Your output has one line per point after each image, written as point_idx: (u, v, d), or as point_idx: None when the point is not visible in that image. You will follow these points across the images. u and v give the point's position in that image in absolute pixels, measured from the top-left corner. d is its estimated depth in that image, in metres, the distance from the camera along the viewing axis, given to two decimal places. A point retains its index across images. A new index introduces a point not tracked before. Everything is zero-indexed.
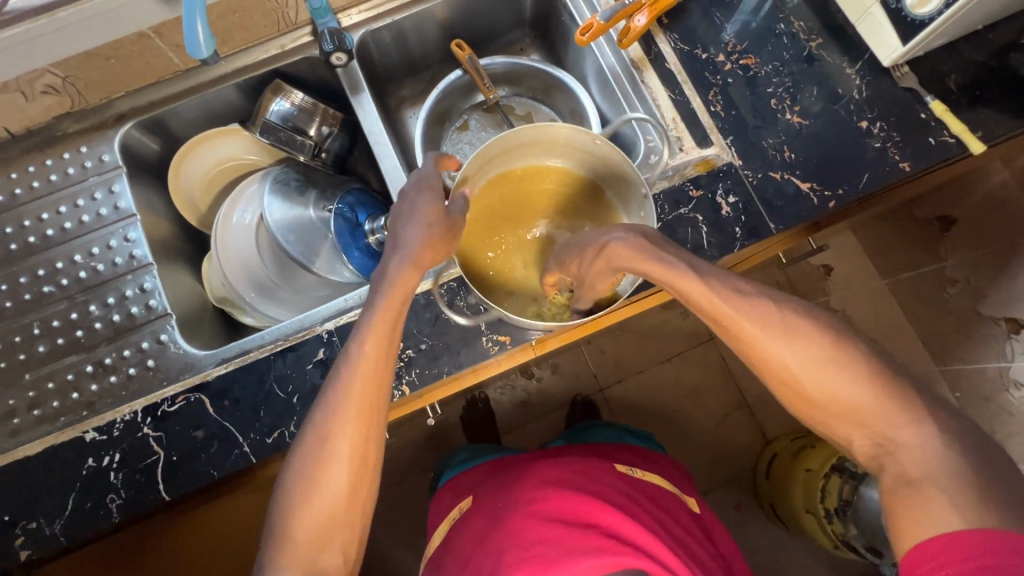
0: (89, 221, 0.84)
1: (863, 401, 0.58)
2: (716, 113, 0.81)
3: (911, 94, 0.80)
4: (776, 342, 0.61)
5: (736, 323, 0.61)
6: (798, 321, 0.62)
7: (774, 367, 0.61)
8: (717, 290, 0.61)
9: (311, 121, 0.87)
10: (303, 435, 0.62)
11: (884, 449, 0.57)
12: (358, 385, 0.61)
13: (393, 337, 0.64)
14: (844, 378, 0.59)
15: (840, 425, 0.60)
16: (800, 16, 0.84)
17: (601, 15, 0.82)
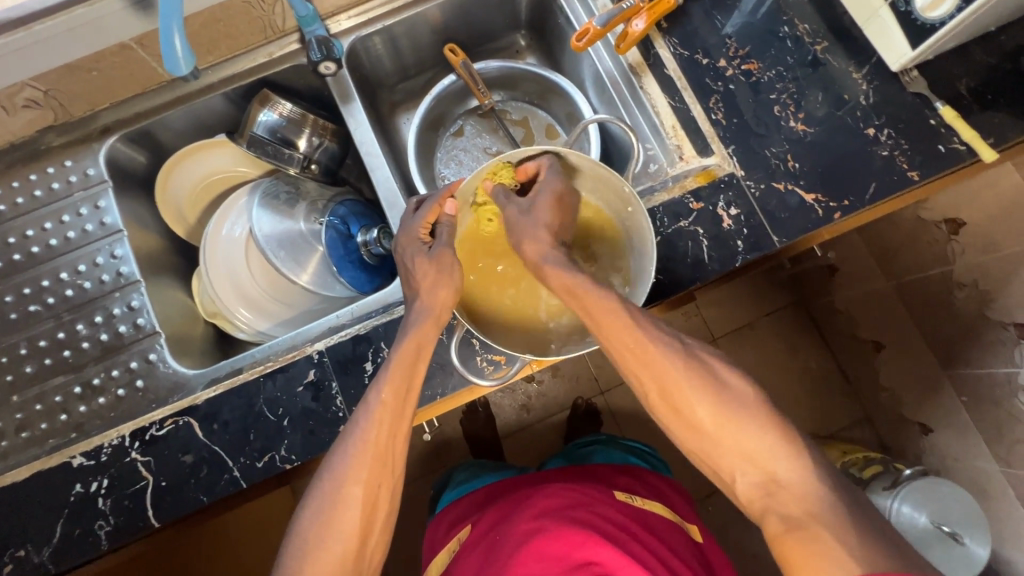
0: (75, 237, 0.82)
1: (754, 440, 0.54)
2: (717, 121, 0.78)
3: (921, 99, 0.77)
4: (680, 375, 0.58)
5: (644, 359, 0.60)
6: (705, 359, 0.60)
7: (674, 404, 0.58)
8: (644, 329, 0.61)
9: (300, 132, 0.84)
10: (316, 482, 0.60)
11: (770, 490, 0.52)
12: (376, 430, 0.61)
13: (413, 386, 0.65)
14: (737, 414, 0.55)
15: (730, 467, 0.55)
16: (804, 18, 0.80)
17: (598, 19, 0.78)
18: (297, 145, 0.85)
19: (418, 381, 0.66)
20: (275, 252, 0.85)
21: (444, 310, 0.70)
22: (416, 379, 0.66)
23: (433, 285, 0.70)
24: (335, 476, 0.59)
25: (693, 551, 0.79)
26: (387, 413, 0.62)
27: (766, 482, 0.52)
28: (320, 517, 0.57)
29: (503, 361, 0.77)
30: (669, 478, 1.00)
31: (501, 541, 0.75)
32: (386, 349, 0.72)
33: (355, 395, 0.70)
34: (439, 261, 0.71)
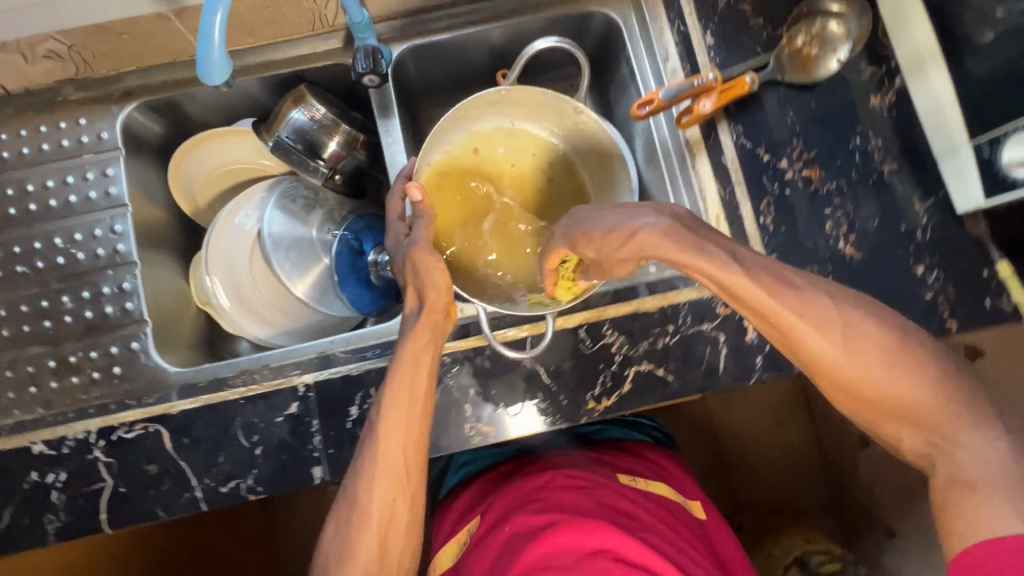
0: (76, 202, 0.78)
1: (912, 401, 0.51)
2: (764, 225, 0.74)
3: (979, 247, 0.73)
4: (820, 340, 0.52)
5: (801, 339, 0.53)
6: (860, 318, 0.53)
7: (817, 365, 0.53)
8: (787, 295, 0.52)
9: (327, 139, 0.80)
10: (338, 502, 0.62)
11: (935, 448, 0.51)
12: (388, 448, 0.61)
13: (417, 400, 0.62)
14: (903, 376, 0.51)
15: (882, 421, 0.53)
16: (878, 134, 0.76)
17: (666, 92, 0.73)
18: (323, 152, 0.80)
19: (422, 393, 0.63)
20: (278, 257, 0.82)
21: (439, 308, 0.65)
22: (421, 389, 0.63)
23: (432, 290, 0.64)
24: (352, 498, 0.61)
25: (695, 530, 0.77)
26: (391, 430, 0.61)
27: (947, 488, 0.50)
28: (342, 537, 0.60)
29: (492, 435, 0.69)
30: (666, 450, 0.95)
31: (504, 536, 0.70)
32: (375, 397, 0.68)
33: (334, 437, 0.68)
34: (410, 261, 0.66)
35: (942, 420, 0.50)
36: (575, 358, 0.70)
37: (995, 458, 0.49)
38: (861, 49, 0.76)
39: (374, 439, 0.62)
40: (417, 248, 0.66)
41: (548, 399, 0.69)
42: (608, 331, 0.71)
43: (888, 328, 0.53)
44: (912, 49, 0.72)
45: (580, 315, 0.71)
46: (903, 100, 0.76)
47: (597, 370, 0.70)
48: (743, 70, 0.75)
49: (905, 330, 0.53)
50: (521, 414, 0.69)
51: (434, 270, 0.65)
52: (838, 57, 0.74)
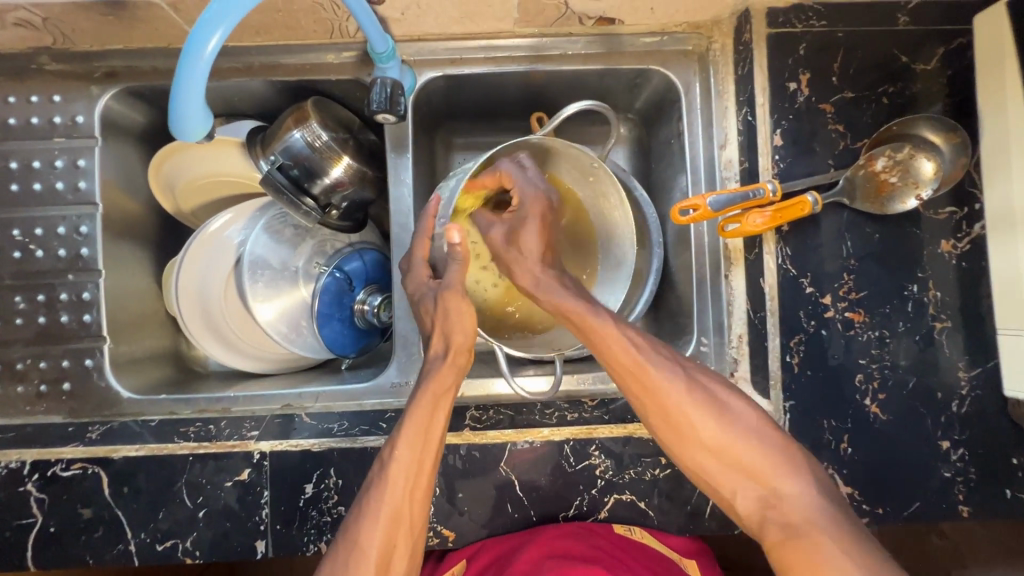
0: (41, 191, 0.70)
1: (744, 450, 0.53)
2: (789, 365, 0.67)
3: (1015, 431, 0.66)
4: (671, 389, 0.56)
5: (659, 396, 0.56)
6: (698, 377, 0.58)
7: (668, 418, 0.56)
8: (638, 342, 0.59)
9: (326, 169, 0.70)
10: (332, 546, 0.53)
11: (766, 502, 0.52)
12: (395, 487, 0.53)
13: (432, 439, 0.56)
14: (731, 425, 0.54)
15: (720, 475, 0.54)
16: (940, 284, 0.67)
17: (715, 200, 0.64)
18: (319, 183, 0.71)
19: (437, 432, 0.57)
20: (256, 290, 0.74)
21: (465, 341, 0.59)
22: (437, 425, 0.57)
23: (459, 340, 0.59)
24: (351, 538, 0.52)
25: None
26: (403, 467, 0.54)
27: (777, 533, 0.50)
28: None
29: (451, 539, 0.64)
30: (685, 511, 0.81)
31: None
32: (334, 478, 0.64)
33: (283, 513, 0.63)
34: (442, 306, 0.59)
35: (777, 468, 0.53)
36: (555, 475, 0.65)
37: (820, 517, 0.49)
38: (946, 190, 0.66)
39: (381, 478, 0.54)
40: (448, 290, 0.59)
41: (518, 513, 0.65)
42: (595, 453, 0.65)
43: (754, 412, 0.56)
44: (1005, 202, 0.62)
45: (570, 429, 0.66)
46: (977, 251, 0.67)
47: (575, 491, 0.65)
48: (806, 186, 0.66)
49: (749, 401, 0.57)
50: (485, 523, 0.64)
51: (469, 317, 0.59)
52: (920, 193, 0.65)
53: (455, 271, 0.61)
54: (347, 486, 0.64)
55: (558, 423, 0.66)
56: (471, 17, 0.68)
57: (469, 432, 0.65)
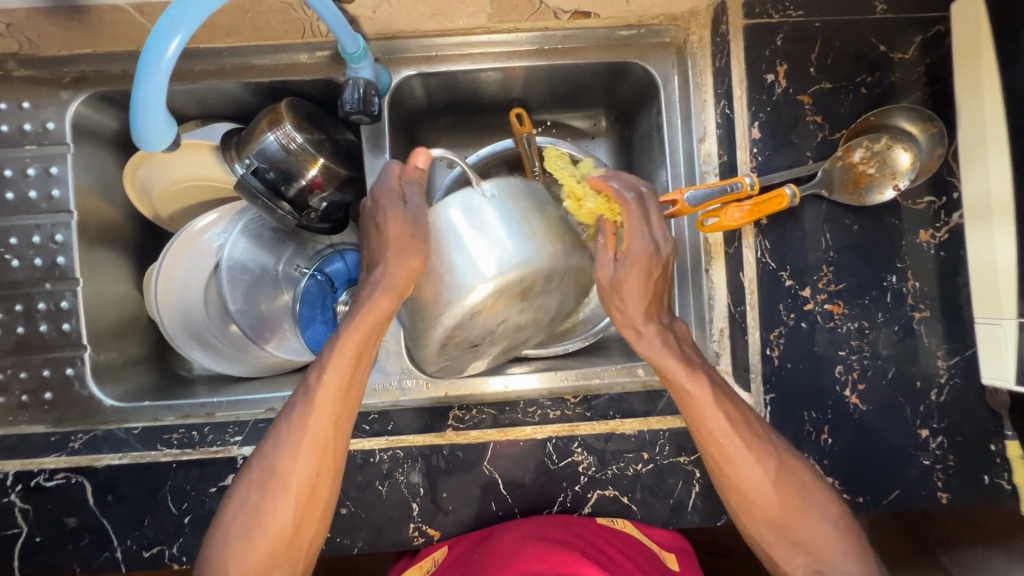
0: (14, 201, 0.69)
1: (809, 526, 0.56)
2: (769, 358, 0.67)
3: (993, 419, 0.67)
4: (754, 459, 0.56)
5: (738, 468, 0.56)
6: (788, 456, 0.58)
7: (746, 492, 0.56)
8: (737, 424, 0.57)
9: (302, 170, 0.70)
10: (252, 467, 0.55)
11: (820, 574, 0.55)
12: (319, 418, 0.53)
13: (360, 369, 0.55)
14: (810, 510, 0.56)
15: (780, 547, 0.57)
16: (919, 275, 0.67)
17: (692, 194, 0.64)
18: (295, 185, 0.70)
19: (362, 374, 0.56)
20: (235, 295, 0.74)
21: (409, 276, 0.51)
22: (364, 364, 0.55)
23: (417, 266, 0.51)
24: (269, 469, 0.54)
25: None
26: (324, 405, 0.53)
27: None
28: (251, 507, 0.54)
29: (436, 537, 0.65)
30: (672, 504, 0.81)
31: None
32: None
33: None
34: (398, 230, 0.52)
35: (830, 547, 0.55)
36: (539, 472, 0.65)
37: None
38: (924, 179, 0.66)
39: (303, 416, 0.54)
40: (381, 189, 0.55)
41: (502, 510, 0.65)
42: (577, 450, 0.66)
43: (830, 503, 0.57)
44: (981, 191, 0.62)
45: (553, 427, 0.66)
46: (955, 239, 0.67)
47: (558, 488, 0.66)
48: (785, 179, 0.66)
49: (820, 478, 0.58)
50: (469, 520, 0.65)
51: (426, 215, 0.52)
52: (897, 184, 0.65)
53: (410, 193, 0.54)
54: None
55: (540, 420, 0.66)
56: (443, 13, 0.66)
57: (452, 432, 0.66)
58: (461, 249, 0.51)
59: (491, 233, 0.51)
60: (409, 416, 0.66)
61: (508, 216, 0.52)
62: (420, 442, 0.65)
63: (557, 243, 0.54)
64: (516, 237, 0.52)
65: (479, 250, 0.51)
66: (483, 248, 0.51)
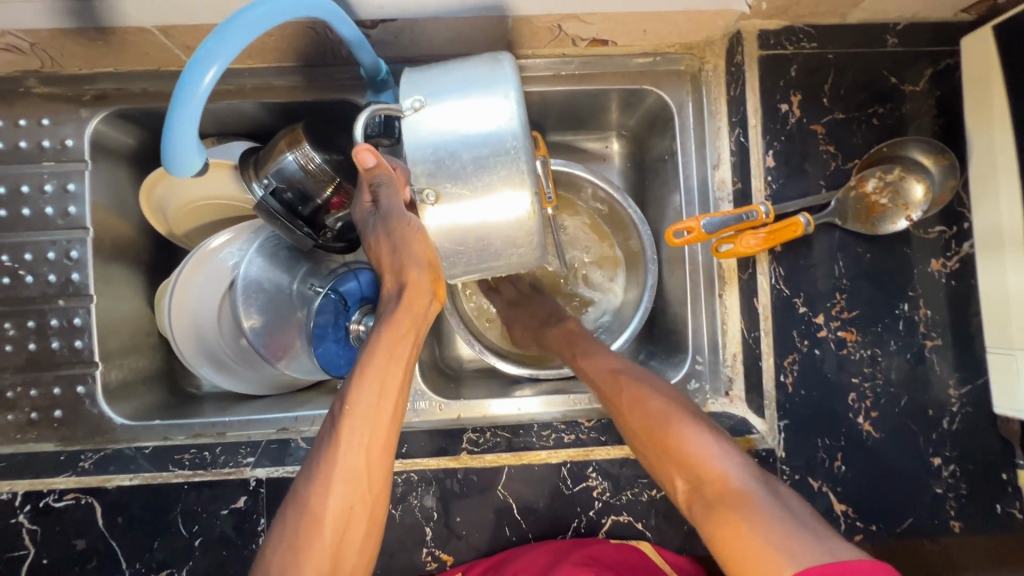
0: (30, 217, 0.69)
1: (704, 460, 0.52)
2: (783, 385, 0.67)
3: (1005, 448, 0.67)
4: (659, 399, 0.59)
5: (646, 408, 0.58)
6: (693, 407, 0.58)
7: (649, 426, 0.57)
8: (656, 391, 0.60)
9: (319, 190, 0.70)
10: (286, 506, 0.53)
11: (727, 526, 0.46)
12: (351, 444, 0.52)
13: (392, 390, 0.54)
14: (704, 444, 0.53)
15: (701, 508, 0.50)
16: (931, 303, 0.68)
17: (709, 222, 0.65)
18: (311, 205, 0.70)
19: (395, 395, 0.54)
20: (249, 312, 0.74)
21: (430, 272, 0.54)
22: (398, 385, 0.55)
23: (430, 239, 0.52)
24: (304, 503, 0.52)
25: None
26: (358, 425, 0.52)
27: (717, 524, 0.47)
28: (287, 546, 0.51)
29: (449, 563, 0.64)
30: None
31: None
32: None
33: None
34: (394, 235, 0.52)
35: (742, 503, 0.47)
36: (554, 497, 0.65)
37: (754, 504, 0.47)
38: (936, 211, 0.67)
39: (336, 440, 0.53)
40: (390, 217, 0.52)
41: (516, 536, 0.65)
42: (592, 475, 0.65)
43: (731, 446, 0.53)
44: (993, 223, 0.63)
45: (567, 451, 0.66)
46: (966, 269, 0.68)
47: (573, 513, 0.65)
48: (800, 208, 0.66)
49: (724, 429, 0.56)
50: (482, 545, 0.65)
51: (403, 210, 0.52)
52: (910, 215, 0.66)
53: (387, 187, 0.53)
54: None
55: (555, 445, 0.66)
56: (464, 39, 0.67)
57: (466, 456, 0.65)
58: (490, 167, 0.50)
59: (478, 119, 0.49)
60: (422, 439, 0.66)
61: (454, 95, 0.49)
62: (434, 466, 0.65)
63: (481, 75, 0.50)
64: (482, 97, 0.49)
65: (489, 137, 0.49)
66: (489, 134, 0.49)
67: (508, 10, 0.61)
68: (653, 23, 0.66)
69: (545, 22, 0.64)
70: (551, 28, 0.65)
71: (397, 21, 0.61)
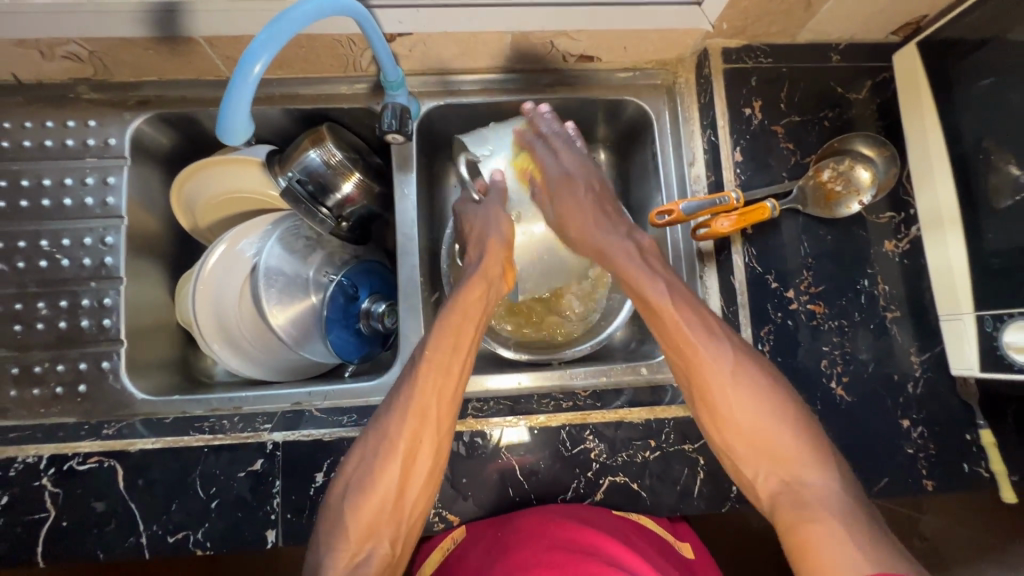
0: (71, 206, 0.75)
1: (771, 431, 0.61)
2: (761, 353, 0.74)
3: (966, 410, 0.73)
4: (715, 349, 0.64)
5: (696, 355, 0.64)
6: (760, 371, 0.64)
7: (704, 378, 0.64)
8: (718, 342, 0.65)
9: (338, 182, 0.78)
10: (367, 432, 0.63)
11: (786, 486, 0.59)
12: (425, 386, 0.63)
13: (460, 346, 0.66)
14: (760, 407, 0.62)
15: (747, 456, 0.62)
16: (888, 279, 0.76)
17: (687, 205, 0.74)
18: (330, 197, 0.78)
19: (464, 341, 0.67)
20: (269, 297, 0.79)
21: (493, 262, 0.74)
22: (468, 334, 0.68)
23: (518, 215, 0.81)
24: (383, 429, 0.62)
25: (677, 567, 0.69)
26: (431, 371, 0.64)
27: (794, 513, 0.56)
28: (367, 467, 0.60)
29: (456, 523, 0.68)
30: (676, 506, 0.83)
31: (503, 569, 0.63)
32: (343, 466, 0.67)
33: (294, 501, 0.66)
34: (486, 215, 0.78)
35: (808, 473, 0.58)
36: (553, 458, 0.69)
37: (819, 486, 0.57)
38: (883, 197, 0.77)
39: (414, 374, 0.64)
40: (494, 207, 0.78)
41: (519, 497, 0.69)
42: (589, 437, 0.70)
43: (795, 421, 0.61)
44: (933, 206, 0.73)
45: (566, 416, 0.71)
46: (916, 249, 0.77)
47: (572, 475, 0.69)
48: (766, 194, 0.75)
49: (784, 389, 0.63)
50: (487, 505, 0.68)
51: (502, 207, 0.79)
52: (861, 199, 0.75)
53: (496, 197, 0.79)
54: None
55: (554, 410, 0.71)
56: (469, 54, 0.77)
57: (472, 420, 0.70)
58: None
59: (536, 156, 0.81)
60: None
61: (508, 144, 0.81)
62: None
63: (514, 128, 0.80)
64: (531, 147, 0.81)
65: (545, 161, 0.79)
66: None
67: (509, 26, 0.71)
68: (633, 41, 0.77)
69: (540, 38, 0.74)
70: (545, 44, 0.76)
71: (413, 35, 0.71)
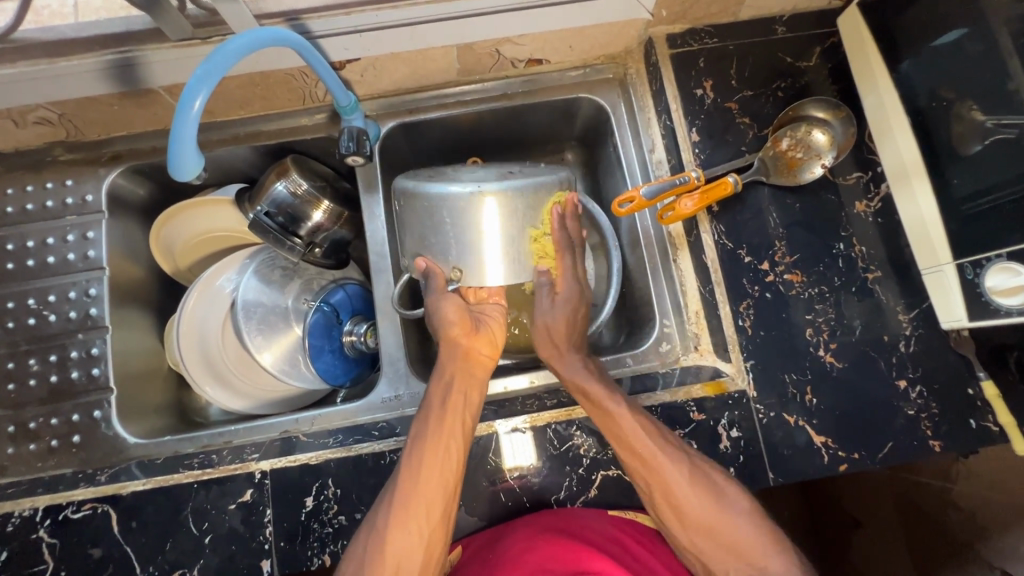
0: (55, 263, 0.78)
1: (725, 521, 0.59)
2: (743, 328, 0.73)
3: (965, 363, 0.71)
4: (670, 463, 0.61)
5: (657, 463, 0.61)
6: (706, 464, 0.63)
7: (663, 484, 0.61)
8: (670, 451, 0.62)
9: (307, 211, 0.80)
10: (357, 538, 0.59)
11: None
12: (421, 489, 0.59)
13: (448, 442, 0.62)
14: (722, 507, 0.59)
15: (715, 555, 0.59)
16: (863, 240, 0.75)
17: (647, 190, 0.73)
18: (301, 226, 0.80)
19: (455, 430, 0.63)
20: (250, 330, 0.80)
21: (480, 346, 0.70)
22: (457, 426, 0.63)
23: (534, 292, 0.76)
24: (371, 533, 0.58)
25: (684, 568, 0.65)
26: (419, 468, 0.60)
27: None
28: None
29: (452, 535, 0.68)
30: None
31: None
32: (332, 488, 0.67)
33: (287, 529, 0.66)
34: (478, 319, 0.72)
35: (757, 549, 0.58)
36: (542, 459, 0.68)
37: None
38: (846, 156, 0.77)
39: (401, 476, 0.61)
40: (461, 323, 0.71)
41: (511, 502, 0.68)
42: (577, 433, 0.69)
43: (747, 503, 0.60)
44: (898, 160, 0.71)
45: (550, 414, 0.70)
46: (888, 207, 0.76)
47: (563, 473, 0.68)
48: (726, 170, 0.75)
49: (735, 479, 0.62)
50: (480, 514, 0.68)
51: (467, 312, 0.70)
52: (823, 162, 0.76)
53: (432, 287, 0.65)
54: (347, 494, 0.67)
55: (538, 409, 0.71)
56: (420, 73, 0.80)
57: None
58: (467, 213, 0.60)
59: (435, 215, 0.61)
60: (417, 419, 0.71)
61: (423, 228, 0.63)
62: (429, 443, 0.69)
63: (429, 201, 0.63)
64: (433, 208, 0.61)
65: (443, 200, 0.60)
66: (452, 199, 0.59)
67: (451, 39, 0.73)
68: (576, 39, 0.78)
69: (484, 48, 0.76)
70: (491, 53, 0.78)
71: (361, 60, 0.74)
